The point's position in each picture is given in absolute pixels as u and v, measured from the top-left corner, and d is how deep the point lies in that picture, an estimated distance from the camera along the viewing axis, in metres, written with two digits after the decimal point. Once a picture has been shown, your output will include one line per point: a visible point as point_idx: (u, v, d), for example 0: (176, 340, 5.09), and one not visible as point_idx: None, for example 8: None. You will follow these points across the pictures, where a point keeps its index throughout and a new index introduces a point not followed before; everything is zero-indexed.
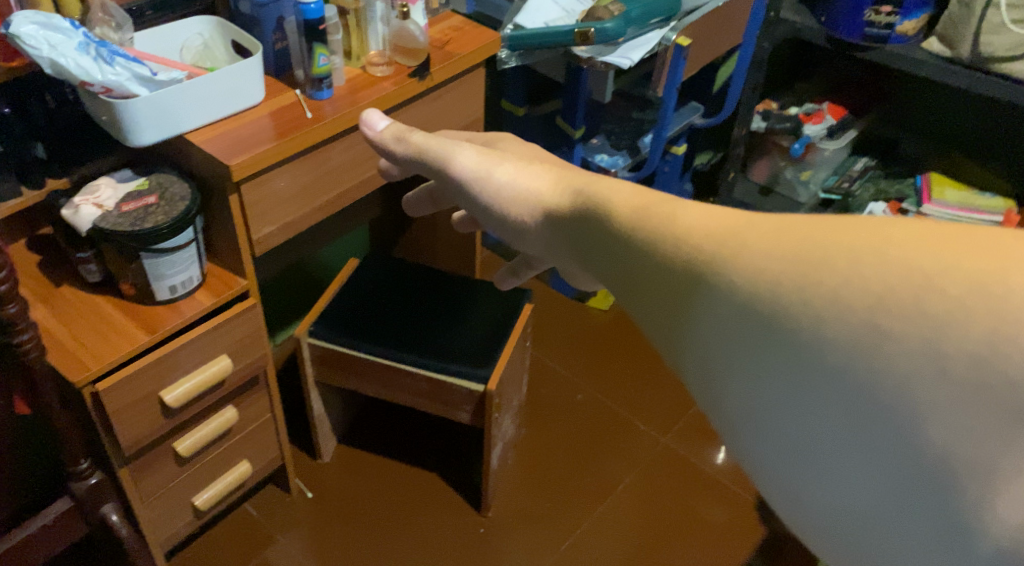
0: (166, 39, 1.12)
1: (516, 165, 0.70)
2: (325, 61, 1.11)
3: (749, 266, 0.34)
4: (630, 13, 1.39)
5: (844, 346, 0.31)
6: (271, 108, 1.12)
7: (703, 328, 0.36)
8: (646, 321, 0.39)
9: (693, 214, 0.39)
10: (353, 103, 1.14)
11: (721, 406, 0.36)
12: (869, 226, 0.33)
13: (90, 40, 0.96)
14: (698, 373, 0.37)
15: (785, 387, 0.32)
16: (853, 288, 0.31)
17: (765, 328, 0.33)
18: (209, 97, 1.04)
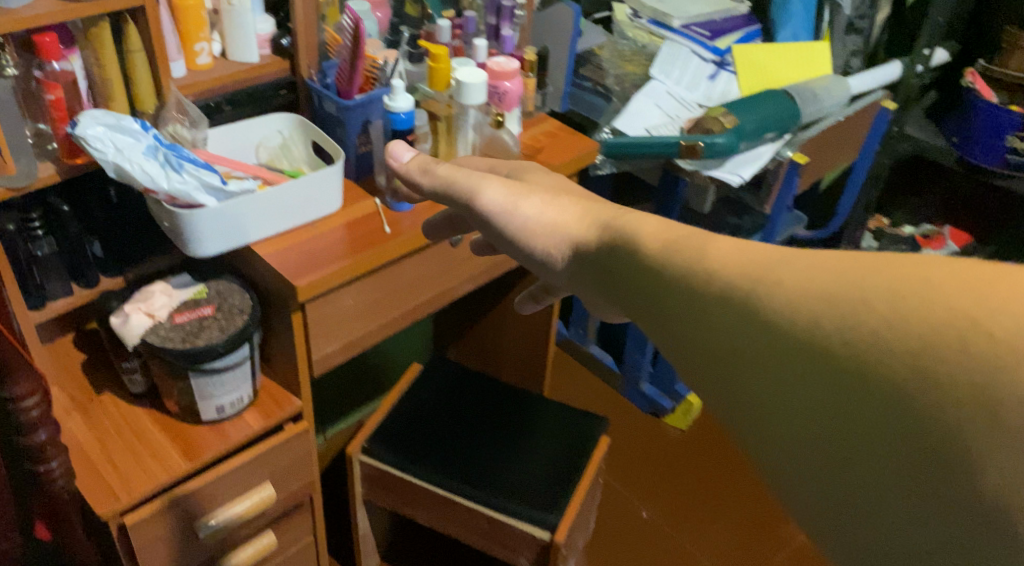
0: (242, 136, 1.04)
1: (545, 201, 0.67)
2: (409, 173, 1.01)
3: (787, 300, 0.42)
4: (745, 127, 1.26)
5: (885, 372, 0.37)
6: (346, 218, 1.02)
7: (748, 348, 0.43)
8: (697, 347, 0.46)
9: (727, 259, 0.47)
10: (433, 217, 1.04)
11: (760, 422, 0.42)
12: (902, 273, 0.39)
13: (161, 143, 0.87)
14: (736, 389, 0.43)
15: (824, 402, 0.39)
16: (894, 330, 0.37)
17: (808, 350, 0.40)
18: (280, 207, 0.95)
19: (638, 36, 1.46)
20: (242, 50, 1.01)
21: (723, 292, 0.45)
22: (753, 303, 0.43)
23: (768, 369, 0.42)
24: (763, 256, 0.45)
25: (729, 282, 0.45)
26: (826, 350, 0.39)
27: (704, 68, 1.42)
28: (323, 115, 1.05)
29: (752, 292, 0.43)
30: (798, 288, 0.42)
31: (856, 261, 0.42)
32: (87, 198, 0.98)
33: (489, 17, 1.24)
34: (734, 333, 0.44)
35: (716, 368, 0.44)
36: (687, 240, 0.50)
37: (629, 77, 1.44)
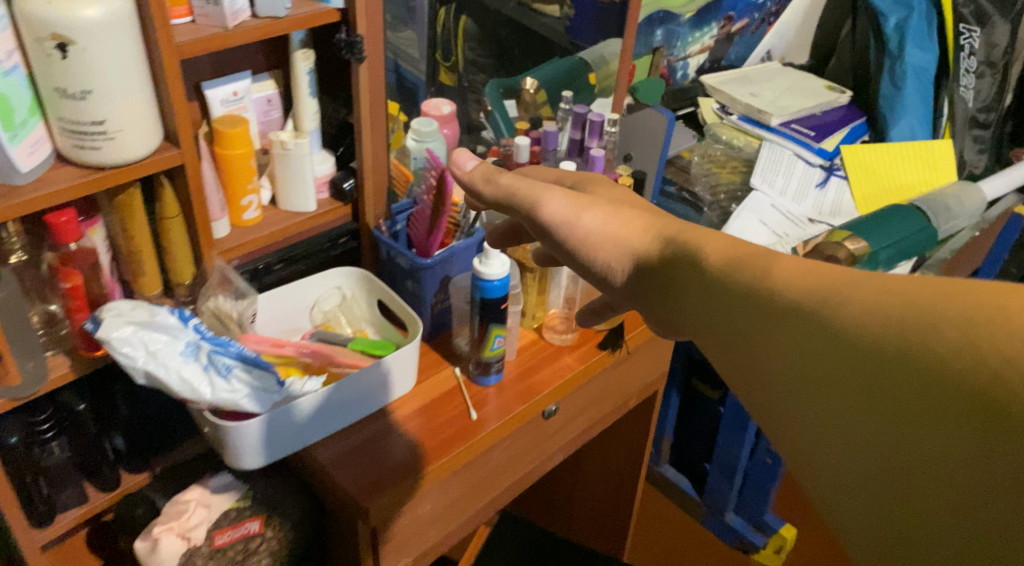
0: (293, 299, 0.85)
1: (612, 213, 0.57)
2: (499, 344, 0.83)
3: (854, 312, 0.37)
4: (878, 254, 1.07)
5: (957, 413, 0.32)
6: (421, 399, 0.83)
7: (807, 370, 0.38)
8: (750, 360, 0.42)
9: (790, 275, 0.42)
10: (526, 396, 0.85)
11: (815, 450, 0.38)
12: (991, 304, 0.33)
13: (202, 335, 0.69)
14: (787, 411, 0.39)
15: (884, 431, 0.34)
16: (977, 346, 0.32)
17: (871, 379, 0.35)
18: (342, 401, 0.77)
19: (731, 136, 1.30)
20: (297, 197, 0.83)
21: (783, 308, 0.40)
22: (813, 322, 0.38)
23: (831, 383, 0.37)
24: (839, 276, 0.40)
25: (793, 301, 0.40)
26: (892, 381, 0.34)
27: (811, 175, 1.24)
28: (391, 267, 0.87)
29: (819, 306, 0.39)
30: (868, 306, 0.37)
31: (940, 284, 0.35)
32: (107, 387, 0.79)
33: (574, 130, 1.07)
34: (790, 352, 0.39)
35: (767, 387, 0.40)
36: (752, 257, 0.45)
37: (722, 186, 1.26)
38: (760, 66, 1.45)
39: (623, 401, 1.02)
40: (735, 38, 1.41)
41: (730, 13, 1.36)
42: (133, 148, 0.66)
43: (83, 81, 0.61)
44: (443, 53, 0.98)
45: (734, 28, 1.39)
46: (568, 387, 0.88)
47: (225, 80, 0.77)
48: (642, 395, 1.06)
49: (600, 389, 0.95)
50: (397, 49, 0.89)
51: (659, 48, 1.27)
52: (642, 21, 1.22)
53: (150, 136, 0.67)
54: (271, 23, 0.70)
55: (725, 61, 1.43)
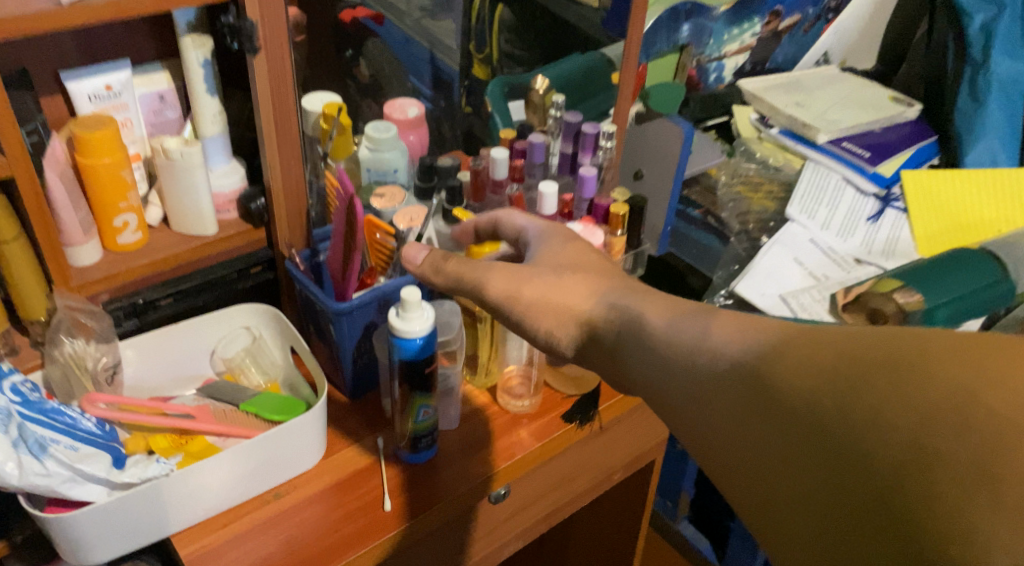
0: (187, 341, 0.70)
1: (561, 280, 0.58)
2: (426, 415, 0.66)
3: (795, 372, 0.41)
4: (936, 311, 0.86)
5: (891, 455, 0.35)
6: (329, 479, 0.66)
7: (761, 422, 0.42)
8: (708, 414, 0.45)
9: (735, 334, 0.46)
10: (464, 480, 0.67)
11: (777, 497, 0.41)
12: (912, 355, 0.37)
13: (20, 401, 0.55)
14: (750, 463, 0.42)
15: (824, 489, 0.38)
16: (898, 405, 0.36)
17: (817, 429, 0.38)
18: (217, 483, 0.60)
19: (767, 155, 1.09)
20: (191, 218, 0.68)
21: (736, 371, 0.44)
22: (764, 379, 0.42)
23: (773, 437, 0.41)
24: (781, 335, 0.44)
25: (742, 362, 0.44)
26: (831, 430, 0.38)
27: (862, 206, 1.03)
28: (310, 308, 0.71)
29: (763, 368, 0.43)
30: (810, 364, 0.40)
31: (867, 342, 0.39)
32: None
33: (564, 143, 0.88)
34: (745, 407, 0.43)
35: (733, 443, 0.44)
36: (692, 319, 0.50)
37: (753, 214, 1.05)
38: (813, 72, 1.23)
39: (605, 478, 0.83)
40: (783, 37, 1.20)
41: (777, 8, 1.15)
42: None
43: None
44: (477, 44, 0.90)
45: (781, 26, 1.18)
46: (522, 467, 0.71)
47: (94, 72, 0.61)
48: (633, 468, 0.87)
49: (568, 467, 0.76)
50: (434, 39, 0.88)
51: (688, 46, 1.07)
52: (663, 13, 1.01)
53: None
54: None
55: (770, 63, 1.22)
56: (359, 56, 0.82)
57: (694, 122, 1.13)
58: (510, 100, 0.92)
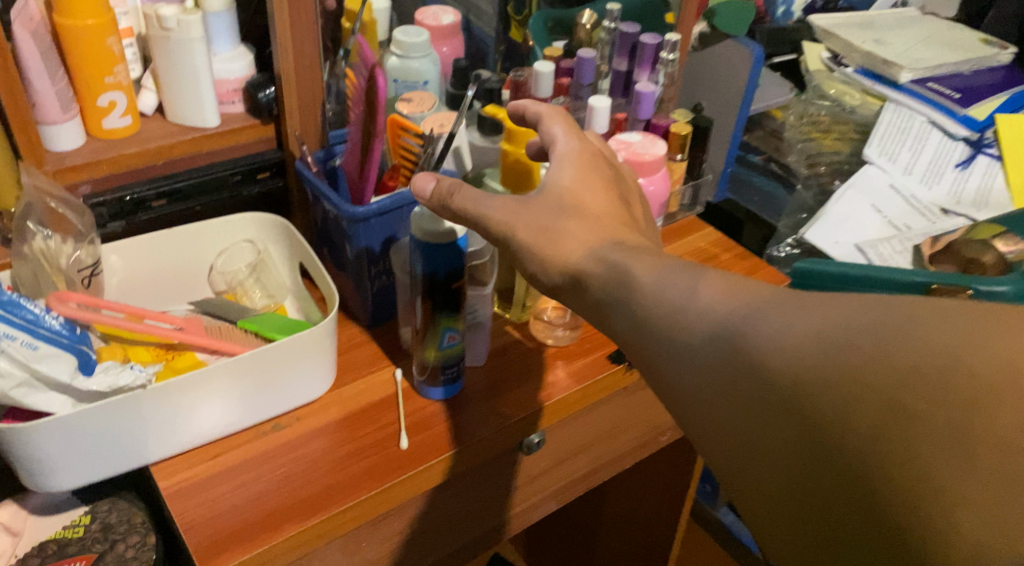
0: (182, 251, 0.61)
1: (551, 228, 0.49)
2: (452, 341, 0.56)
3: (769, 334, 0.37)
4: None
5: (866, 420, 0.32)
6: (339, 411, 0.57)
7: (722, 390, 0.38)
8: (671, 379, 0.41)
9: (715, 288, 0.41)
10: (494, 420, 0.58)
11: (736, 464, 0.38)
12: (895, 313, 0.33)
13: None
14: (710, 432, 0.39)
15: (794, 460, 0.35)
16: (879, 367, 0.32)
17: (784, 395, 0.35)
18: (203, 406, 0.52)
19: (841, 93, 0.96)
20: (190, 107, 0.59)
21: (700, 336, 0.40)
22: (730, 342, 0.38)
23: (737, 404, 0.37)
24: (755, 297, 0.39)
25: (708, 326, 0.40)
26: (801, 397, 0.34)
27: (950, 150, 0.91)
28: (323, 219, 0.62)
29: (736, 326, 0.38)
30: (781, 326, 0.36)
31: (846, 300, 0.35)
32: None
33: (617, 59, 0.77)
34: (707, 373, 0.39)
35: (690, 410, 0.40)
36: (682, 271, 0.43)
37: (825, 157, 0.96)
38: (892, 12, 1.11)
39: (651, 437, 0.74)
40: None
41: None
42: None
43: None
44: (516, 5, 0.79)
45: None
46: (560, 411, 0.61)
47: None
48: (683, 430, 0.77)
49: (610, 417, 0.67)
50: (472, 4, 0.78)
51: None
52: None
53: None
54: None
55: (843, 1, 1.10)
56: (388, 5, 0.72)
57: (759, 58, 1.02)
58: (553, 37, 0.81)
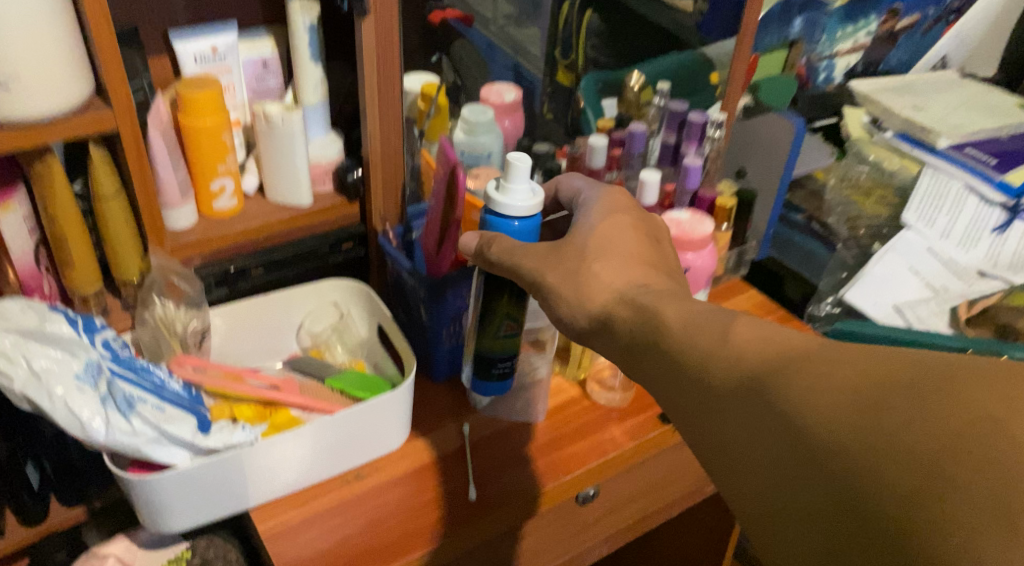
0: (273, 313, 0.68)
1: (578, 273, 0.51)
2: (510, 336, 0.62)
3: (807, 391, 0.39)
4: None
5: (901, 483, 0.34)
6: (415, 462, 0.63)
7: (757, 444, 0.40)
8: (714, 432, 0.43)
9: (755, 337, 0.43)
10: (557, 471, 0.63)
11: (779, 522, 0.39)
12: (934, 380, 0.35)
13: (111, 355, 0.54)
14: (747, 484, 0.41)
15: (832, 521, 0.36)
16: (915, 429, 0.34)
17: (819, 453, 0.37)
18: (295, 462, 0.58)
19: (881, 156, 1.00)
20: (288, 187, 0.66)
21: (734, 386, 0.42)
22: (765, 395, 0.40)
23: (775, 460, 0.39)
24: (792, 349, 0.41)
25: (742, 377, 0.42)
26: (835, 457, 0.36)
27: (986, 216, 0.94)
28: (400, 287, 0.69)
29: (775, 381, 0.40)
30: (820, 383, 0.39)
31: (886, 365, 0.37)
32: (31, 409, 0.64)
33: (667, 132, 0.84)
34: (743, 427, 0.41)
35: (726, 463, 0.42)
36: (714, 318, 0.45)
37: (864, 219, 1.00)
38: (933, 75, 1.16)
39: (696, 488, 0.78)
40: (899, 39, 1.13)
41: (895, 6, 1.08)
42: (38, 98, 0.51)
43: None
44: (563, 49, 0.82)
45: (898, 26, 1.11)
46: (615, 466, 0.66)
47: (202, 32, 0.61)
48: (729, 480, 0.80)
49: (659, 469, 0.72)
50: (520, 48, 0.80)
51: (798, 42, 1.01)
52: (776, 6, 0.96)
53: (65, 85, 0.52)
54: None
55: (883, 66, 1.15)
56: (445, 52, 0.73)
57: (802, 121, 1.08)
58: (603, 97, 0.86)
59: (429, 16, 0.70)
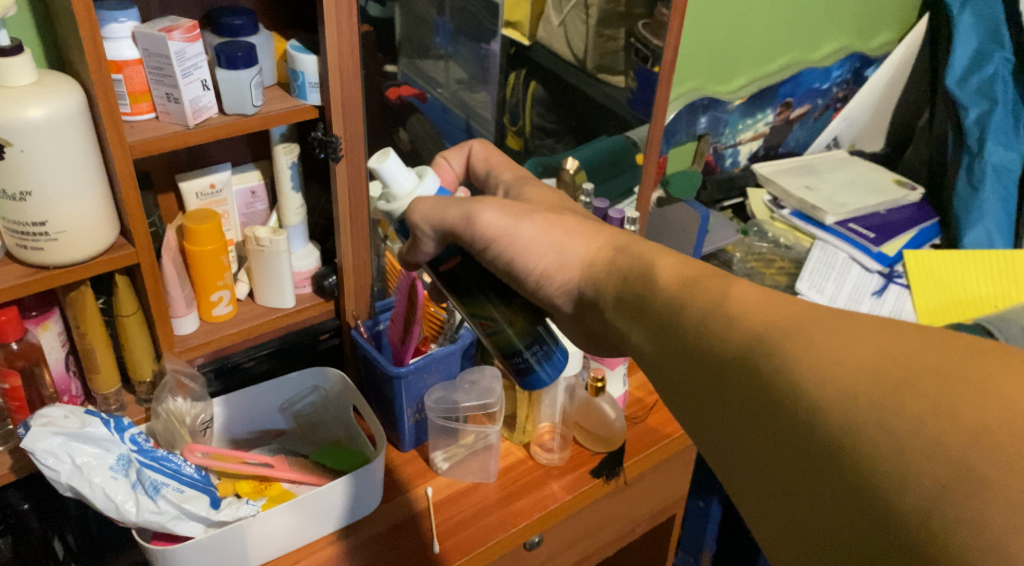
0: (261, 402, 0.80)
1: None
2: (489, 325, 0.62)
3: None
4: None
5: (921, 477, 0.34)
6: (389, 521, 0.76)
7: (754, 425, 0.40)
8: (680, 369, 0.45)
9: None
10: (506, 523, 0.76)
11: (729, 441, 0.42)
12: None
13: (137, 448, 0.65)
14: (706, 411, 0.44)
15: (777, 438, 0.39)
16: None
17: (831, 445, 0.37)
18: (288, 529, 0.70)
19: (778, 234, 1.20)
20: (274, 293, 0.79)
21: (736, 361, 0.42)
22: (767, 373, 0.40)
23: (732, 391, 0.42)
24: (794, 310, 0.41)
25: (745, 340, 0.42)
26: (840, 436, 0.36)
27: (866, 281, 1.13)
28: (370, 372, 0.81)
29: None
30: None
31: None
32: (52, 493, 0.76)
33: None
34: (706, 365, 0.43)
35: (714, 429, 0.43)
36: None
37: (766, 287, 1.14)
38: (825, 155, 1.34)
39: (628, 530, 0.90)
40: (795, 125, 1.30)
41: (788, 99, 1.25)
42: (83, 246, 0.63)
43: (22, 182, 0.59)
44: (511, 117, 0.89)
45: (793, 115, 1.28)
46: (555, 517, 0.79)
47: (201, 173, 0.74)
48: (654, 523, 0.94)
49: (596, 515, 0.84)
50: (472, 110, 0.87)
51: (705, 135, 1.17)
52: (682, 108, 1.13)
53: (103, 232, 0.64)
54: (239, 120, 0.67)
55: (783, 147, 1.31)
56: (401, 126, 0.79)
57: (712, 203, 1.23)
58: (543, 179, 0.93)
59: (384, 93, 0.76)
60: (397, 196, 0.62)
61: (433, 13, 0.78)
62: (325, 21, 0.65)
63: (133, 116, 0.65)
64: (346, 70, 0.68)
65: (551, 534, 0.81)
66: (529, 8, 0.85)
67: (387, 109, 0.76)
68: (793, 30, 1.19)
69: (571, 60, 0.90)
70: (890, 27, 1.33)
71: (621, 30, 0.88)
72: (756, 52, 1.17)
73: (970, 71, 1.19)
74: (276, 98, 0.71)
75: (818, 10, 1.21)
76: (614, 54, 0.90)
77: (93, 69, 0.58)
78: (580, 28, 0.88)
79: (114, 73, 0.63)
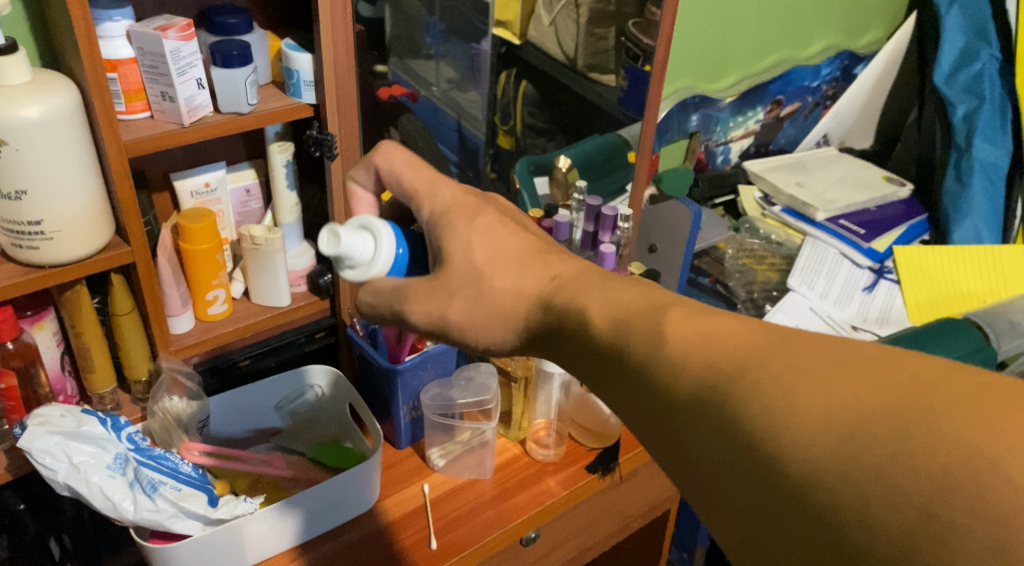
0: (255, 400, 0.80)
1: None
2: None
3: None
4: None
5: (892, 525, 0.31)
6: (386, 517, 0.76)
7: (709, 466, 0.37)
8: (638, 401, 0.41)
9: None
10: (502, 519, 0.77)
11: (693, 484, 0.38)
12: None
13: (134, 447, 0.65)
14: (667, 449, 0.40)
15: (744, 482, 0.36)
16: None
17: (794, 493, 0.34)
18: (286, 526, 0.70)
19: (770, 231, 1.21)
20: (269, 292, 0.79)
21: (689, 399, 0.38)
22: (727, 404, 0.36)
23: (694, 429, 0.38)
24: None
25: (695, 378, 0.38)
26: (815, 477, 0.33)
27: (857, 277, 1.14)
28: (366, 370, 0.81)
29: None
30: None
31: None
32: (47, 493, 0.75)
33: (584, 223, 0.89)
34: (665, 398, 0.39)
35: (676, 470, 0.39)
36: None
37: (758, 284, 1.13)
38: (815, 152, 1.35)
39: (623, 525, 0.90)
40: (785, 122, 1.31)
41: (779, 97, 1.26)
42: (78, 245, 0.63)
43: (19, 181, 0.59)
44: (503, 116, 0.90)
45: (783, 113, 1.29)
46: (551, 513, 0.79)
47: (196, 172, 0.74)
48: (649, 518, 0.94)
49: (591, 510, 0.85)
50: (462, 109, 0.87)
51: (696, 133, 1.18)
52: (674, 106, 1.13)
53: (98, 231, 0.64)
54: (234, 118, 0.67)
55: (773, 145, 1.32)
56: (393, 125, 0.79)
57: (705, 200, 1.24)
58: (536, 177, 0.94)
59: (376, 93, 0.76)
60: (362, 264, 0.57)
61: (424, 13, 0.78)
62: (319, 19, 0.65)
63: (127, 116, 0.65)
64: (340, 68, 0.69)
65: (547, 529, 0.82)
66: (519, 8, 0.85)
67: (379, 108, 0.76)
68: (783, 28, 1.21)
69: (562, 59, 0.90)
70: (877, 26, 1.35)
71: (612, 29, 0.89)
72: (746, 50, 1.17)
73: (958, 68, 1.21)
74: (271, 96, 0.71)
75: (807, 9, 1.22)
76: (605, 53, 0.90)
77: (87, 67, 0.58)
78: (571, 27, 0.89)
79: (109, 71, 0.63)
